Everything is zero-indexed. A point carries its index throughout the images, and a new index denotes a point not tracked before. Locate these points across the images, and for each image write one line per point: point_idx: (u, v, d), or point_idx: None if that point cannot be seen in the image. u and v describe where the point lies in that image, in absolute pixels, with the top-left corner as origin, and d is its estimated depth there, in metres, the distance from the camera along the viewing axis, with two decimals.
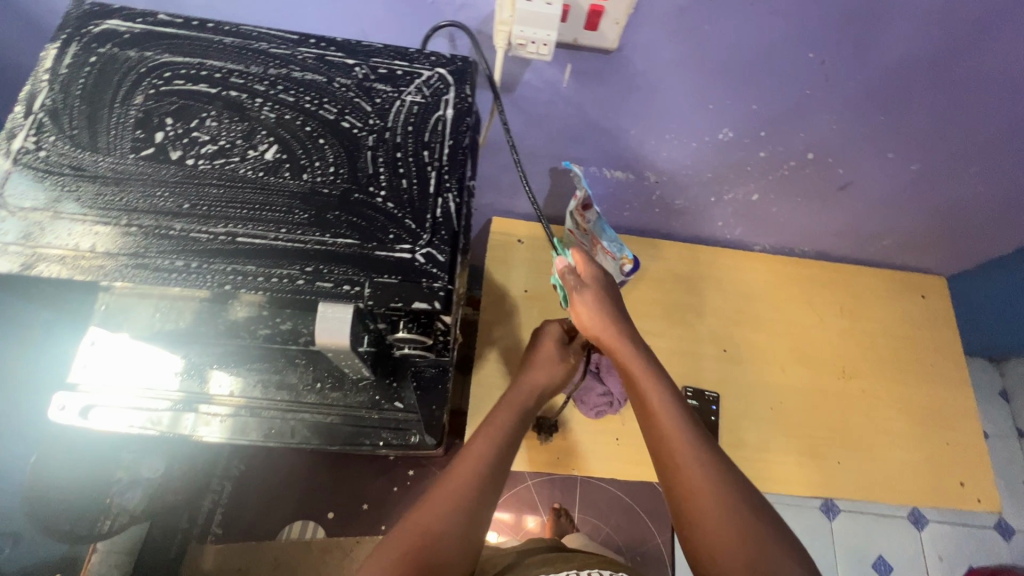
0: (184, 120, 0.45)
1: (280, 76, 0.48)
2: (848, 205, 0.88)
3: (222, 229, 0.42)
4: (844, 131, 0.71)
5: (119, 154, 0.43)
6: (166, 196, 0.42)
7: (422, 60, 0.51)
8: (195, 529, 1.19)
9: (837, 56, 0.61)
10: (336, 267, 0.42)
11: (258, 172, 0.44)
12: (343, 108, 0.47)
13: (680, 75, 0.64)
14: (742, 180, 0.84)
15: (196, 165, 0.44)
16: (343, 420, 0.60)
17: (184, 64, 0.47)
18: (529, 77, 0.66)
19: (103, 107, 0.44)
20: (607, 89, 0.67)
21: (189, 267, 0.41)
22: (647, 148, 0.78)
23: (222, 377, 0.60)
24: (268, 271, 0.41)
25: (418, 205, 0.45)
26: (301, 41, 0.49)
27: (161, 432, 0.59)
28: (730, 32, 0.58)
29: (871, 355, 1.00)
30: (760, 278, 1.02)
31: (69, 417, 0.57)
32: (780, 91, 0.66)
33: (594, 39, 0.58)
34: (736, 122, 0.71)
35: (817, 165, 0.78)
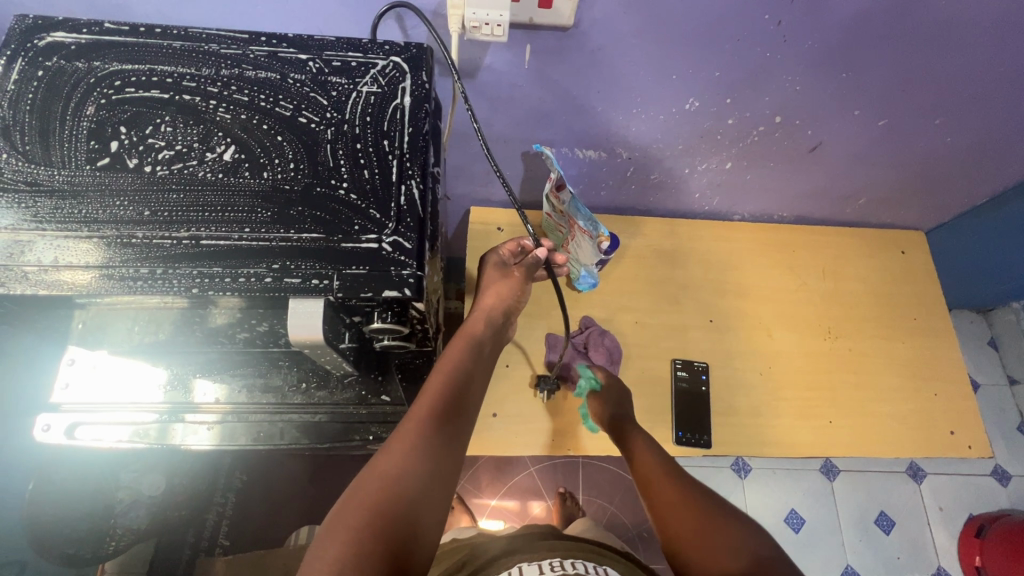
0: (138, 128, 0.44)
1: (232, 77, 0.47)
2: (821, 166, 0.89)
3: (185, 233, 0.42)
4: (808, 91, 0.72)
5: (74, 166, 0.42)
6: (125, 204, 0.42)
7: (376, 49, 0.51)
8: (201, 544, 1.17)
9: (793, 16, 0.61)
10: (303, 262, 0.42)
11: (217, 173, 0.44)
12: (299, 104, 0.47)
13: (640, 47, 0.64)
14: (714, 150, 0.84)
15: (153, 171, 0.43)
16: (331, 418, 0.61)
17: (134, 72, 0.46)
18: (490, 61, 0.65)
19: (54, 121, 0.44)
20: (569, 67, 0.67)
21: (154, 274, 0.41)
22: (615, 124, 0.78)
23: (206, 386, 0.60)
24: (235, 272, 0.41)
25: (382, 194, 0.45)
26: (251, 40, 0.49)
27: (149, 444, 0.60)
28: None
29: (855, 313, 1.01)
30: (741, 247, 1.03)
31: (56, 437, 0.57)
32: (741, 57, 0.66)
33: (549, 16, 0.58)
34: (701, 91, 0.71)
35: (785, 128, 0.79)
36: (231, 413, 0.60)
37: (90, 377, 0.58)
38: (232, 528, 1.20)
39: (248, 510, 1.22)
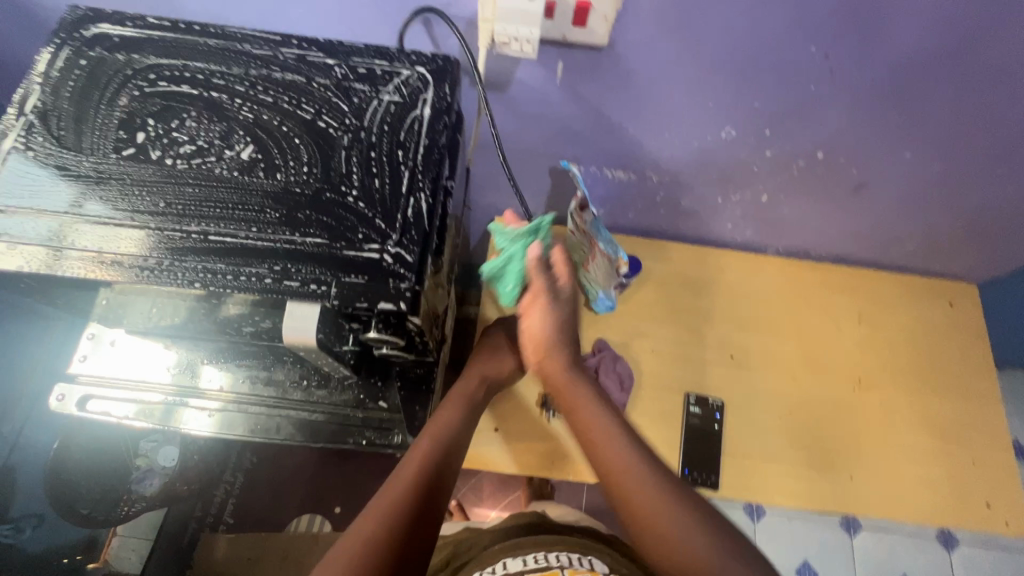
0: (165, 121, 0.46)
1: (260, 77, 0.48)
2: (865, 207, 0.84)
3: (195, 228, 0.43)
4: (854, 129, 0.68)
5: (102, 154, 0.44)
6: (144, 194, 0.43)
7: (402, 59, 0.51)
8: (208, 518, 1.23)
9: (842, 49, 0.57)
10: (304, 266, 0.42)
11: (233, 171, 0.45)
12: (321, 109, 0.48)
13: (676, 71, 0.62)
14: (749, 181, 0.81)
15: (174, 164, 0.44)
16: (327, 419, 0.61)
17: (168, 66, 0.48)
18: (521, 75, 0.65)
19: (89, 109, 0.45)
20: (602, 87, 0.65)
21: (160, 265, 0.42)
22: (646, 147, 0.76)
23: (212, 372, 0.61)
24: (237, 270, 0.42)
25: (389, 204, 0.45)
26: (283, 42, 0.50)
27: (153, 425, 0.61)
28: (725, 26, 0.56)
29: (890, 364, 0.95)
30: (772, 282, 0.98)
31: (67, 407, 0.60)
32: (782, 88, 0.63)
33: (583, 35, 0.57)
34: (738, 119, 0.68)
35: (828, 165, 0.75)
36: (231, 402, 0.61)
37: (110, 353, 0.61)
38: (237, 508, 1.24)
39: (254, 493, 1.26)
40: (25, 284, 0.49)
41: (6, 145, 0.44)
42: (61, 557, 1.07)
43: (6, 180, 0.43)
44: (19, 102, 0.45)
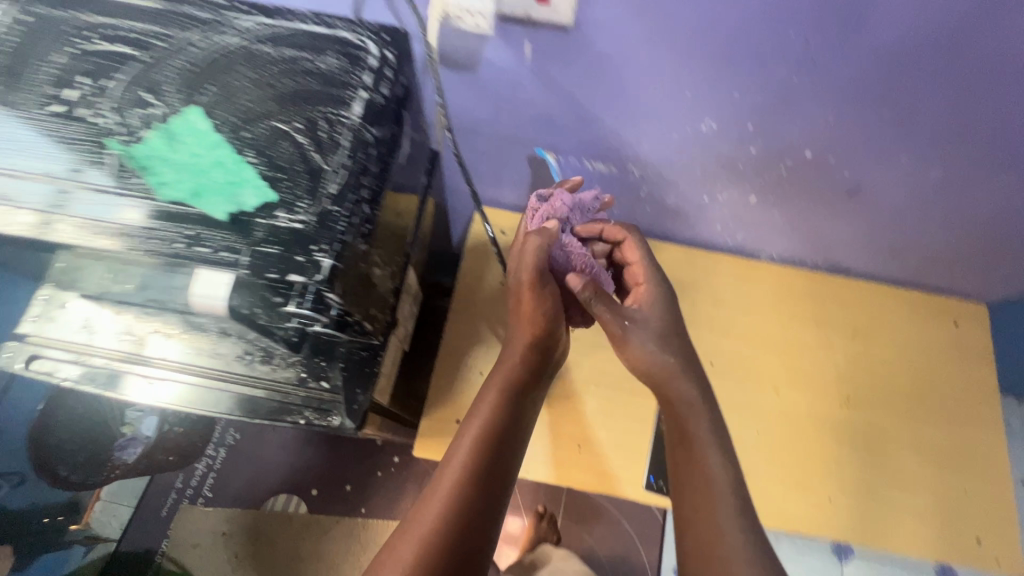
0: (97, 79, 0.45)
1: (202, 37, 0.47)
2: (862, 212, 0.79)
3: (111, 185, 0.41)
4: (841, 125, 0.64)
5: (27, 109, 0.43)
6: (62, 151, 0.42)
7: (348, 26, 0.49)
8: (186, 492, 1.26)
9: (820, 37, 0.54)
10: (214, 231, 0.41)
11: (153, 128, 0.43)
12: (258, 70, 0.46)
13: (645, 61, 0.59)
14: (736, 181, 0.77)
15: (100, 120, 0.43)
16: (266, 396, 0.60)
17: (107, 25, 0.47)
18: (488, 60, 0.63)
19: (25, 65, 0.45)
20: (573, 73, 0.63)
21: (72, 223, 0.41)
22: (626, 138, 0.72)
23: (160, 342, 0.60)
24: (146, 231, 0.41)
25: (317, 158, 0.44)
26: (227, 7, 0.49)
27: (98, 388, 0.61)
28: (691, 9, 0.53)
29: (881, 384, 0.89)
30: (761, 289, 0.94)
31: (15, 364, 0.61)
32: (765, 75, 0.59)
33: (548, 14, 0.54)
34: (719, 111, 0.65)
35: (816, 165, 0.71)
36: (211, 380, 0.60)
37: (71, 315, 0.61)
38: (216, 484, 1.27)
39: (236, 469, 1.29)
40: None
41: None
42: (44, 516, 1.15)
43: None
44: None
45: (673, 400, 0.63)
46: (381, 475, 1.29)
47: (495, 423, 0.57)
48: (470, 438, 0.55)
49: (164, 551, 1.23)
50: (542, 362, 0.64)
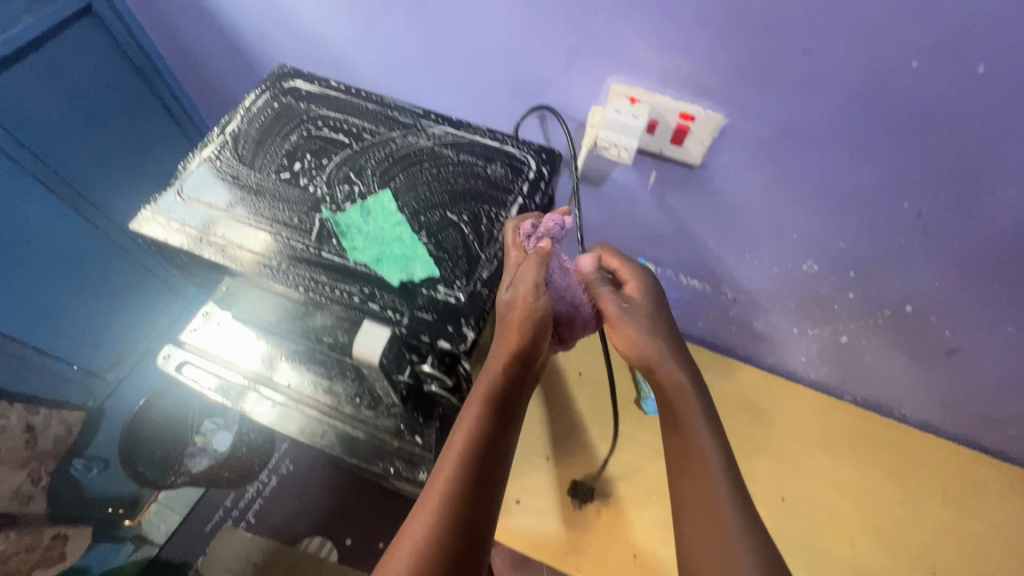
0: (318, 157, 0.57)
1: (401, 136, 0.59)
2: (961, 374, 0.77)
3: (315, 243, 0.51)
4: (947, 290, 0.65)
5: (265, 174, 0.55)
6: (284, 209, 0.53)
7: (516, 143, 0.60)
8: (234, 512, 1.31)
9: (936, 210, 0.57)
10: (386, 293, 0.49)
11: (353, 202, 0.54)
12: (439, 169, 0.57)
13: (758, 202, 0.65)
14: (830, 319, 0.79)
15: (315, 189, 0.54)
16: (366, 438, 0.65)
17: (333, 118, 0.60)
18: (615, 178, 0.72)
19: (269, 139, 0.58)
20: (688, 200, 0.70)
21: (280, 267, 0.50)
22: (725, 263, 0.78)
23: (287, 370, 0.68)
24: (334, 284, 0.49)
25: (476, 247, 0.52)
26: (424, 115, 0.61)
27: (225, 400, 0.68)
28: (812, 170, 0.59)
29: (972, 562, 0.81)
30: (839, 430, 0.91)
31: (167, 366, 0.69)
32: (871, 236, 0.63)
33: (679, 153, 0.62)
34: (822, 256, 0.69)
35: (916, 321, 0.72)
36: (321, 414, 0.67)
37: (219, 331, 0.70)
38: (262, 509, 1.32)
39: (284, 499, 1.33)
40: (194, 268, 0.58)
41: (204, 154, 0.57)
42: (107, 508, 1.15)
43: (201, 179, 0.55)
44: (223, 126, 0.59)
45: (684, 426, 0.54)
46: None
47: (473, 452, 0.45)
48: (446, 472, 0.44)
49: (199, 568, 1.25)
50: (526, 369, 0.49)
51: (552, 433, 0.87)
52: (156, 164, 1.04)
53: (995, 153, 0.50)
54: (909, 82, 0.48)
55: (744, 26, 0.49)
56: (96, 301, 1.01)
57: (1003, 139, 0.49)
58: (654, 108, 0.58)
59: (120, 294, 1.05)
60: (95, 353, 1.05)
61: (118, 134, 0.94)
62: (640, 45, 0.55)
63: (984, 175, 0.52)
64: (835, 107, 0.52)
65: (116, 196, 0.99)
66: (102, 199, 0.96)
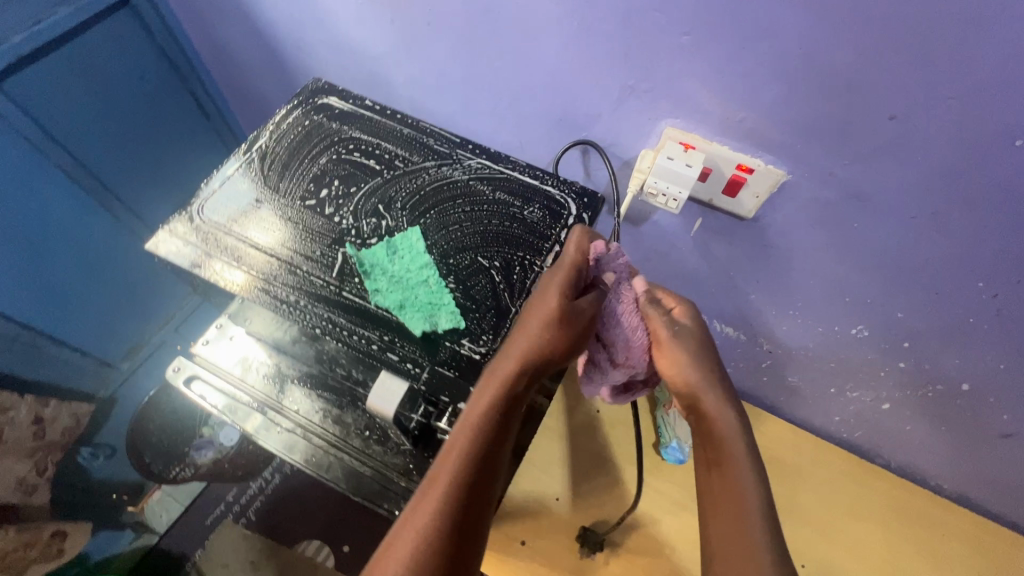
0: (346, 185, 0.54)
1: (435, 167, 0.55)
2: (1014, 460, 0.71)
3: (335, 280, 0.49)
4: (1012, 375, 0.59)
5: (290, 200, 0.53)
6: (306, 240, 0.51)
7: (555, 182, 0.56)
8: (233, 509, 1.29)
9: (1015, 294, 0.51)
10: (405, 343, 0.46)
11: (380, 238, 0.51)
12: (473, 207, 0.53)
13: (811, 260, 0.60)
14: (873, 385, 0.73)
15: (340, 220, 0.52)
16: (372, 475, 0.62)
17: (365, 141, 0.57)
18: (655, 219, 0.67)
19: (297, 161, 0.55)
20: (733, 249, 0.65)
21: (298, 304, 0.48)
22: (766, 316, 0.72)
23: (296, 395, 0.65)
24: (352, 328, 0.47)
25: (505, 298, 0.48)
26: (460, 145, 0.57)
27: (231, 420, 0.66)
28: (878, 236, 0.53)
29: None
30: (868, 494, 0.82)
31: (177, 380, 0.68)
32: (936, 311, 0.57)
33: (731, 204, 0.58)
34: (874, 322, 0.63)
35: (971, 400, 0.66)
36: (328, 445, 0.64)
37: (230, 348, 0.68)
38: (262, 509, 1.30)
39: (284, 499, 1.31)
40: (212, 290, 0.56)
41: (229, 173, 0.55)
42: (111, 493, 1.12)
43: (224, 201, 0.53)
44: (251, 142, 0.57)
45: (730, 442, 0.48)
46: None
47: (476, 455, 0.41)
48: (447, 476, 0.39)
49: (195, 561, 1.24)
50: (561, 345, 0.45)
51: (562, 473, 0.81)
52: (182, 155, 1.01)
53: None
54: (1007, 161, 0.42)
55: (822, 80, 0.45)
56: (114, 291, 1.00)
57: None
58: (710, 157, 0.54)
59: (136, 284, 1.04)
60: (109, 342, 1.04)
61: (145, 124, 0.92)
62: (702, 91, 0.50)
63: None
64: (914, 176, 0.47)
65: (138, 187, 0.97)
66: (126, 188, 0.95)
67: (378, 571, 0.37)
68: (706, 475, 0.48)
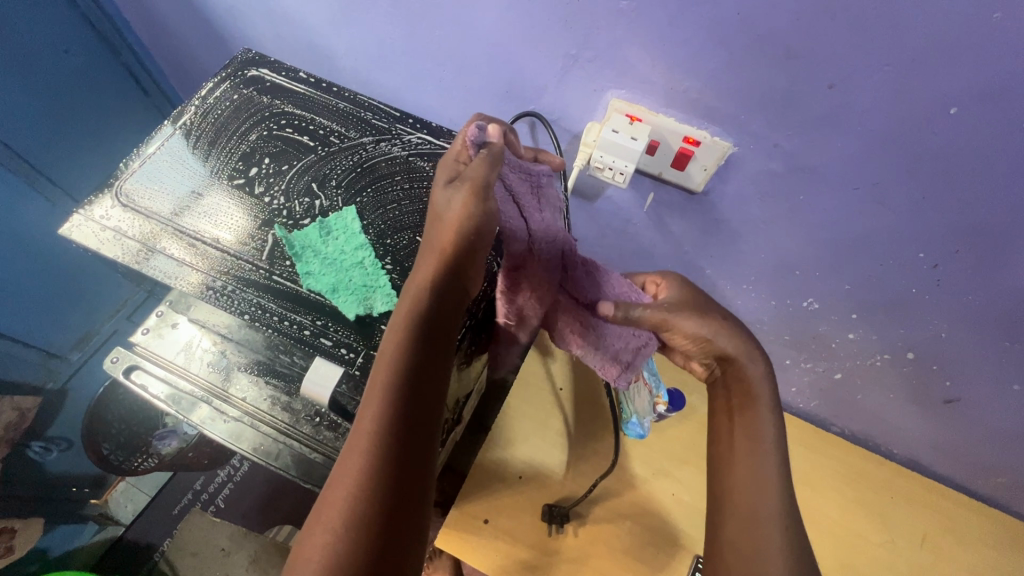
0: (277, 163, 0.51)
1: (373, 143, 0.53)
2: (956, 423, 0.73)
3: (265, 263, 0.47)
4: (954, 342, 0.61)
5: (217, 179, 0.50)
6: (235, 221, 0.48)
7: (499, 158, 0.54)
8: (202, 496, 1.28)
9: (954, 264, 0.52)
10: (340, 328, 0.45)
11: (313, 219, 0.48)
12: (411, 184, 0.51)
13: (761, 233, 0.60)
14: (825, 356, 0.74)
15: (270, 200, 0.49)
16: (324, 462, 0.61)
17: (298, 116, 0.54)
18: (608, 194, 0.66)
19: (225, 138, 0.52)
20: (686, 223, 0.64)
21: (225, 289, 0.46)
22: (721, 290, 0.72)
23: (241, 382, 0.63)
24: (284, 313, 0.45)
25: None
26: (400, 119, 0.55)
27: (175, 410, 0.64)
28: (825, 207, 0.53)
29: None
30: (824, 460, 0.83)
31: (115, 370, 0.64)
32: (880, 281, 0.58)
33: (680, 177, 0.56)
34: (824, 295, 0.64)
35: (916, 368, 0.67)
36: (277, 432, 0.62)
37: (170, 335, 0.65)
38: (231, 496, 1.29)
39: (253, 485, 1.29)
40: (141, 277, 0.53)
41: (150, 150, 0.52)
42: (69, 486, 1.08)
43: (145, 181, 0.50)
44: (175, 117, 0.53)
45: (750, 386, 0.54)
46: None
47: (404, 386, 0.40)
48: (371, 416, 0.39)
49: (163, 551, 1.22)
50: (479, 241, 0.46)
51: (523, 451, 0.80)
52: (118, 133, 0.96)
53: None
54: (943, 130, 0.42)
55: (760, 47, 0.43)
56: (54, 279, 0.95)
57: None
58: (656, 129, 0.53)
59: (80, 270, 0.99)
60: (54, 332, 0.99)
61: (73, 99, 0.86)
62: (645, 60, 0.49)
63: (1011, 232, 0.47)
64: (852, 146, 0.46)
65: (71, 169, 0.91)
66: (59, 170, 0.89)
67: (337, 478, 0.38)
68: (728, 421, 0.54)
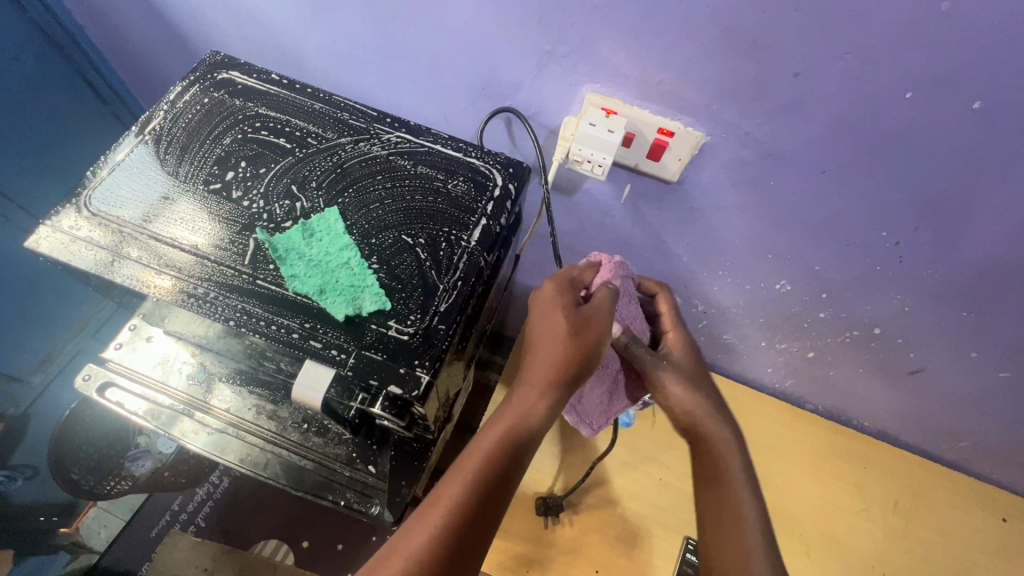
0: (254, 166, 0.50)
1: (352, 143, 0.53)
2: (920, 392, 0.77)
3: (248, 268, 0.46)
4: (916, 315, 0.64)
5: (193, 185, 0.49)
6: (213, 227, 0.47)
7: (478, 153, 0.54)
8: (181, 515, 1.18)
9: (914, 240, 0.55)
10: (329, 329, 0.44)
11: (295, 221, 0.48)
12: (393, 183, 0.51)
13: (734, 219, 0.62)
14: (798, 336, 0.77)
15: (250, 204, 0.48)
16: (314, 468, 0.60)
17: (273, 119, 0.53)
18: (586, 187, 0.67)
19: (197, 142, 0.51)
20: (662, 212, 0.66)
21: (207, 296, 0.45)
22: (699, 277, 0.74)
23: (223, 392, 0.61)
24: (270, 318, 0.44)
25: (433, 274, 0.47)
26: (378, 119, 0.55)
27: (156, 426, 0.62)
28: (794, 190, 0.55)
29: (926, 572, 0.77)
30: (801, 436, 0.86)
31: (87, 389, 0.62)
32: (847, 260, 0.61)
33: (655, 168, 0.58)
34: (795, 276, 0.67)
35: (882, 342, 0.71)
36: (264, 442, 0.61)
37: (142, 350, 0.62)
38: (214, 514, 1.18)
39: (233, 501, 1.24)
40: (111, 289, 0.51)
41: (119, 158, 0.50)
42: (37, 516, 1.04)
43: (113, 190, 0.48)
44: (142, 123, 0.52)
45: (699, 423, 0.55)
46: (377, 539, 1.19)
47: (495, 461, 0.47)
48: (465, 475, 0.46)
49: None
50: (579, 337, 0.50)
51: None
52: (74, 145, 0.92)
53: (976, 185, 0.48)
54: (900, 113, 0.45)
55: (727, 39, 0.45)
56: (11, 298, 0.90)
57: (992, 176, 0.46)
58: (631, 121, 0.54)
59: (39, 287, 0.94)
60: (13, 355, 0.95)
61: (24, 110, 0.82)
62: (618, 54, 0.50)
63: (963, 207, 0.50)
64: (817, 132, 0.49)
65: (25, 182, 0.87)
66: (13, 185, 0.85)
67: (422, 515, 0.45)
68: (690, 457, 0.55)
